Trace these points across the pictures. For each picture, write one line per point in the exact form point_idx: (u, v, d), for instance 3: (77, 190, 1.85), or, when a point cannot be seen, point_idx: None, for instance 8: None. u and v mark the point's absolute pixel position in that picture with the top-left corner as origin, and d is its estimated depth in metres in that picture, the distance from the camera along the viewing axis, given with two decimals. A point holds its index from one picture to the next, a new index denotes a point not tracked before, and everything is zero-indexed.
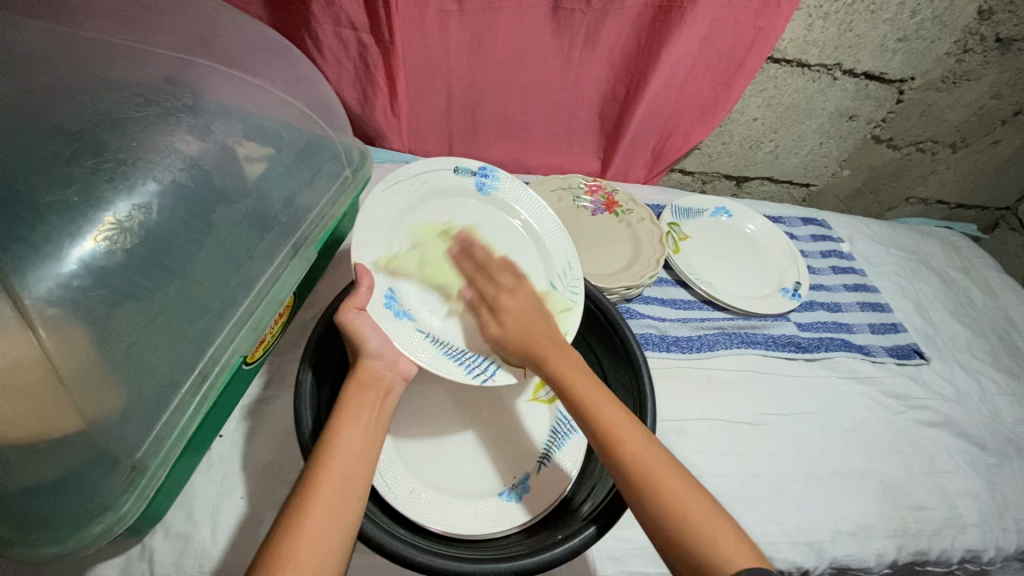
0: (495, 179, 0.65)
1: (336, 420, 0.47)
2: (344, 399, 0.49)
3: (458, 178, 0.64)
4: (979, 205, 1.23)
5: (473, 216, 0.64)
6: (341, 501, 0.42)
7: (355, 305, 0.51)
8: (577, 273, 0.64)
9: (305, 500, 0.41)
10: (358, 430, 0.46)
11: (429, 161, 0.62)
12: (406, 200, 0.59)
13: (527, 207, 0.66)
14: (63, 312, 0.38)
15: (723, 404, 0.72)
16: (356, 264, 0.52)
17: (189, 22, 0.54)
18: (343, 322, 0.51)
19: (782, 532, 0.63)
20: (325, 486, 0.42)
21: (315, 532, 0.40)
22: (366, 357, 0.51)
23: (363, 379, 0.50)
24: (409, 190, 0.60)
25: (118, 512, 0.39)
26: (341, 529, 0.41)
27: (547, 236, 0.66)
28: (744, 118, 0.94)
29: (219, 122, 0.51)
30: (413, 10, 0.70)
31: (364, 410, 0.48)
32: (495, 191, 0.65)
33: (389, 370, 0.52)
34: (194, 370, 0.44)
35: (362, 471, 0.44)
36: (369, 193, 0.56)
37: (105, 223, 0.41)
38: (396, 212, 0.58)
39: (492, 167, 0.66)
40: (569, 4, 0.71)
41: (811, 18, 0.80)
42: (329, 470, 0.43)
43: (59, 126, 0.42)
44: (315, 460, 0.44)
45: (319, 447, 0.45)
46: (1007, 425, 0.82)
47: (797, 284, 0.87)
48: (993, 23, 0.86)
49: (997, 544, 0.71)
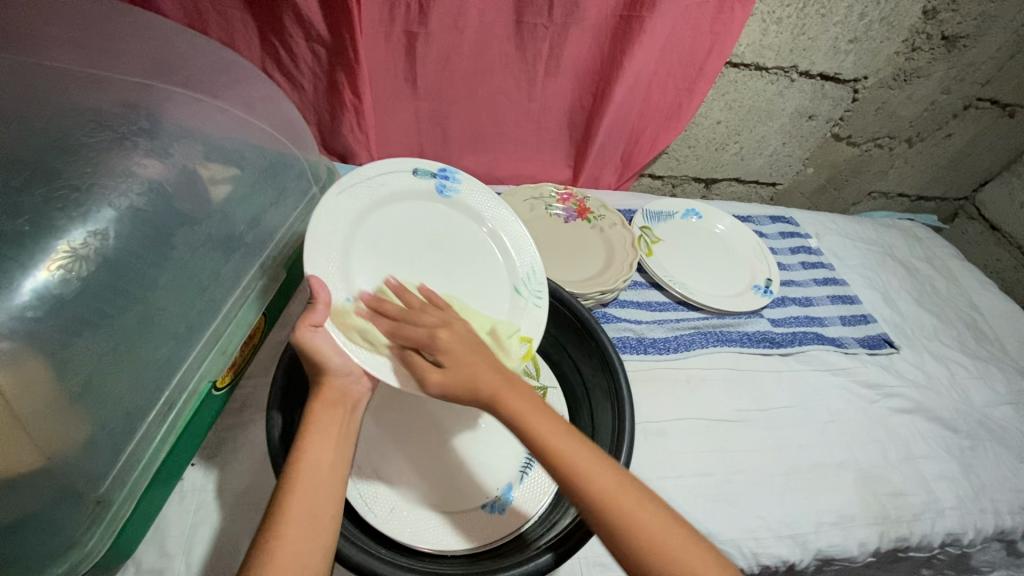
0: (456, 180, 0.61)
1: (302, 442, 0.44)
2: (311, 418, 0.46)
3: (417, 180, 0.59)
4: (938, 196, 1.27)
5: (443, 223, 0.60)
6: (318, 534, 0.40)
7: (310, 322, 0.46)
8: (541, 280, 0.61)
9: (274, 532, 0.39)
10: (328, 450, 0.45)
11: (385, 163, 0.57)
12: (362, 206, 0.54)
13: (491, 209, 0.63)
14: (16, 345, 0.36)
15: (703, 404, 0.73)
16: (312, 277, 0.47)
17: (144, 44, 0.54)
18: (300, 342, 0.46)
19: (766, 527, 0.64)
20: (296, 510, 0.40)
21: (286, 561, 0.38)
22: (331, 376, 0.48)
23: (328, 397, 0.47)
24: (364, 195, 0.54)
25: (84, 548, 0.38)
26: (316, 553, 0.40)
27: (511, 240, 0.63)
28: (708, 122, 0.97)
29: (178, 143, 0.51)
30: (377, 29, 0.71)
31: (334, 428, 0.46)
32: (455, 196, 0.61)
33: (356, 384, 0.50)
34: (160, 400, 0.43)
35: (332, 492, 0.43)
36: (322, 197, 0.51)
37: (61, 251, 0.40)
38: (352, 218, 0.53)
39: (452, 167, 0.62)
40: (532, 17, 0.72)
41: (766, 23, 0.83)
42: (297, 493, 0.41)
43: (8, 155, 0.41)
44: (282, 488, 0.42)
45: (285, 478, 0.42)
46: (978, 408, 0.84)
47: (768, 281, 0.89)
48: (938, 22, 0.90)
49: (975, 525, 0.73)
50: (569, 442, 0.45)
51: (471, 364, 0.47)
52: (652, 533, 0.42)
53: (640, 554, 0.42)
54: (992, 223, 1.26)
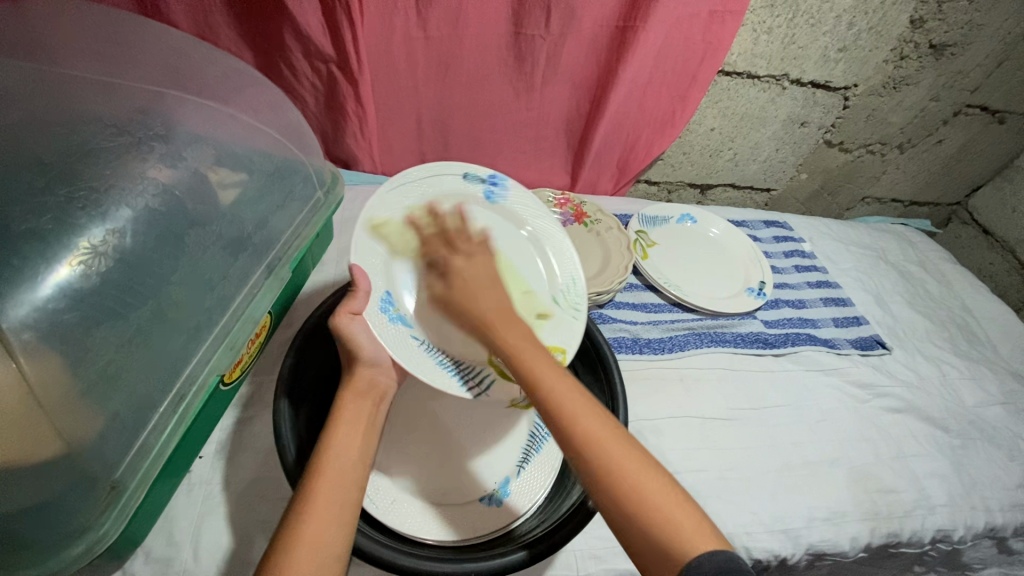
0: (504, 187, 0.65)
1: (332, 428, 0.48)
2: (341, 406, 0.50)
3: (467, 183, 0.64)
4: (931, 202, 1.29)
5: (495, 228, 0.63)
6: (341, 507, 0.43)
7: (349, 310, 0.53)
8: (580, 293, 0.62)
9: (305, 508, 0.42)
10: (354, 436, 0.48)
11: (438, 167, 0.63)
12: (412, 204, 0.60)
13: (534, 216, 0.65)
14: (38, 337, 0.39)
15: (696, 402, 0.75)
16: (353, 265, 0.53)
17: (159, 54, 0.56)
18: (338, 328, 0.53)
19: (758, 522, 0.65)
20: (325, 491, 0.43)
21: (314, 540, 0.40)
22: (362, 364, 0.54)
23: (359, 386, 0.52)
24: (416, 193, 0.61)
25: (98, 531, 0.39)
26: (341, 534, 0.41)
27: (552, 249, 0.65)
28: (702, 129, 0.99)
29: (190, 148, 0.53)
30: (379, 41, 0.74)
31: (360, 416, 0.50)
32: (501, 201, 0.65)
33: (384, 376, 0.55)
34: (171, 391, 0.45)
35: (356, 477, 0.45)
36: (376, 193, 0.57)
37: (81, 248, 0.43)
38: (400, 213, 0.59)
39: (502, 176, 0.66)
40: (529, 28, 0.75)
41: (757, 32, 0.85)
42: (325, 475, 0.44)
43: (33, 159, 0.44)
44: (311, 470, 0.44)
45: (314, 458, 0.45)
46: (969, 408, 0.85)
47: (762, 283, 0.91)
48: (925, 31, 0.92)
49: (966, 522, 0.74)
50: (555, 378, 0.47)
51: (477, 295, 0.52)
52: (626, 467, 0.44)
53: (607, 485, 0.43)
54: (984, 228, 1.27)
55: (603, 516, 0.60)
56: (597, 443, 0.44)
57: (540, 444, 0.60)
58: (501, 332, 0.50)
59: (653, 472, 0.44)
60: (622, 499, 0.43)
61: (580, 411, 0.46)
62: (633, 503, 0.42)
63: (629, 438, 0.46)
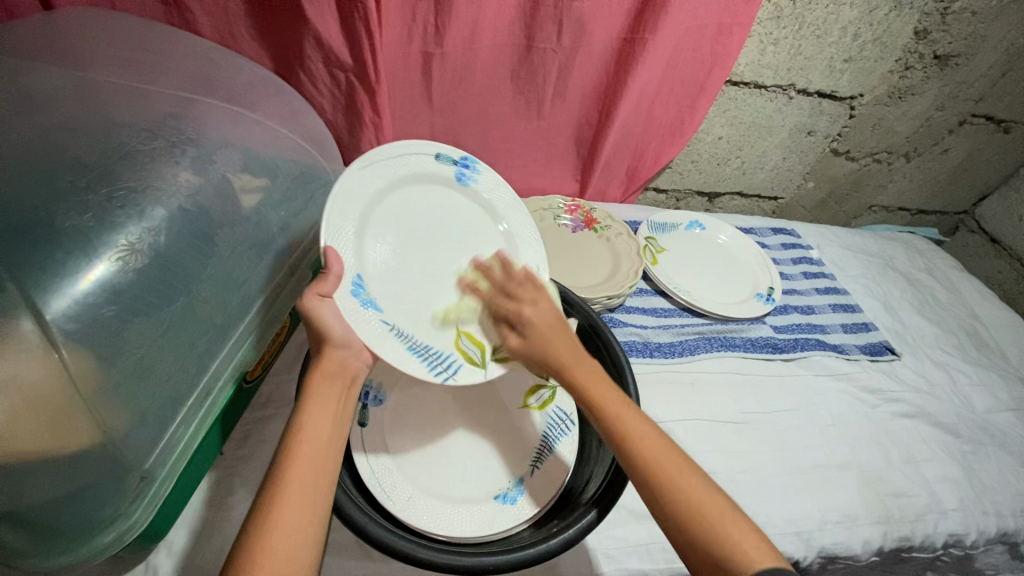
0: (476, 171, 0.65)
1: (302, 414, 0.46)
2: (311, 388, 0.48)
3: (439, 164, 0.63)
4: (937, 210, 1.30)
5: (458, 212, 0.64)
6: (312, 499, 0.42)
7: (319, 291, 0.49)
8: (551, 286, 0.64)
9: (275, 498, 0.41)
10: (325, 420, 0.46)
11: (409, 144, 0.60)
12: (380, 183, 0.57)
13: (507, 208, 0.66)
14: (80, 327, 0.40)
15: (707, 405, 0.75)
16: (327, 247, 0.50)
17: (189, 61, 0.59)
18: (307, 309, 0.49)
19: (771, 524, 0.65)
20: (295, 483, 0.42)
21: (284, 532, 0.40)
22: (332, 347, 0.50)
23: (327, 369, 0.49)
24: (384, 172, 0.58)
25: (129, 518, 0.41)
26: (310, 526, 0.41)
27: (521, 241, 0.66)
28: (709, 138, 1.01)
29: (219, 152, 0.55)
30: (395, 53, 0.76)
31: (331, 400, 0.48)
32: (472, 186, 0.65)
33: (355, 359, 0.52)
34: (199, 386, 0.47)
35: (328, 466, 0.44)
36: (346, 170, 0.53)
37: (119, 245, 0.44)
38: (369, 196, 0.56)
39: (474, 158, 0.66)
40: (542, 40, 0.77)
41: (763, 43, 0.87)
42: (297, 465, 0.43)
43: (73, 159, 0.46)
44: (281, 457, 0.43)
45: (283, 444, 0.44)
46: (980, 414, 0.86)
47: (771, 289, 0.92)
48: (929, 42, 0.94)
49: (978, 527, 0.74)
50: (631, 415, 0.50)
51: (546, 333, 0.53)
52: (698, 499, 0.45)
53: (681, 511, 0.45)
54: (991, 236, 1.28)
55: (615, 516, 0.61)
56: (667, 476, 0.46)
57: (554, 443, 0.60)
58: (571, 367, 0.52)
59: (726, 506, 0.46)
60: (693, 526, 0.44)
61: (650, 442, 0.48)
62: (707, 529, 0.44)
63: (700, 472, 0.48)
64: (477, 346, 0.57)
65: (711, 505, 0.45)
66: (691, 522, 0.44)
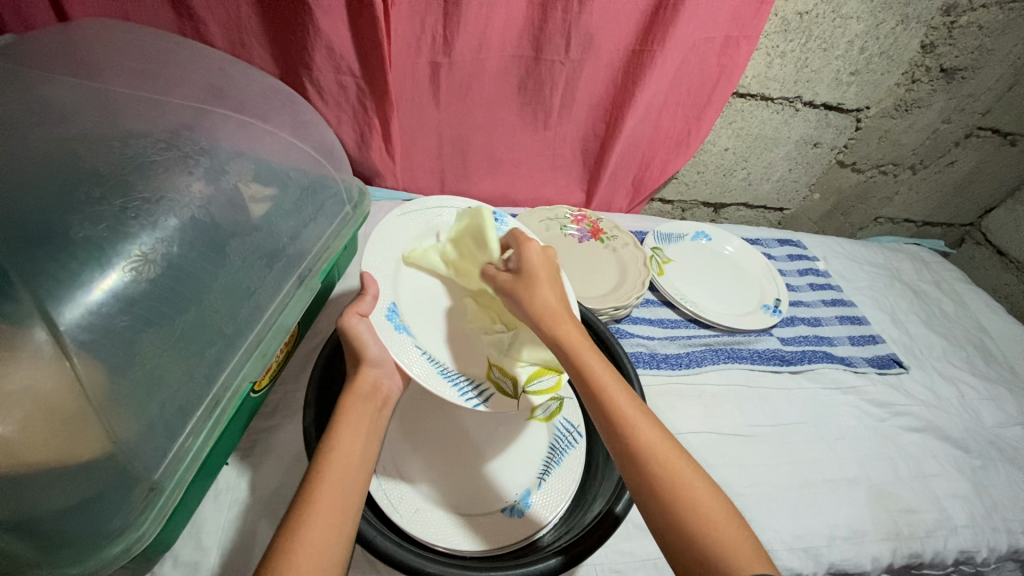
0: (509, 222, 0.70)
1: (333, 432, 0.47)
2: (342, 408, 0.49)
3: None
4: (944, 223, 1.30)
5: None
6: (343, 507, 0.42)
7: (357, 310, 0.54)
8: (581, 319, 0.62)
9: (309, 501, 0.41)
10: (356, 440, 0.47)
11: (445, 199, 0.69)
12: (420, 227, 0.65)
13: None
14: (92, 337, 0.40)
15: (714, 418, 0.75)
16: (365, 273, 0.57)
17: (204, 73, 0.59)
18: (346, 328, 0.54)
19: (779, 540, 0.65)
20: (326, 491, 0.42)
21: (315, 537, 0.39)
22: (366, 365, 0.54)
23: (361, 390, 0.51)
24: (424, 219, 0.65)
25: (137, 531, 0.39)
26: (341, 533, 0.40)
27: None
28: (716, 149, 1.01)
29: (232, 163, 0.55)
30: (404, 62, 0.76)
31: (362, 420, 0.49)
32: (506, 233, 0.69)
33: (386, 379, 0.54)
34: (207, 396, 0.46)
35: (357, 481, 0.44)
36: (384, 215, 0.62)
37: (133, 255, 0.44)
38: (409, 236, 0.64)
39: (507, 213, 0.72)
40: (550, 52, 0.77)
41: (770, 56, 0.87)
42: (328, 477, 0.43)
43: (89, 170, 0.46)
44: (315, 468, 0.44)
45: (315, 459, 0.44)
46: (989, 429, 0.85)
47: (778, 300, 0.92)
48: (936, 56, 0.94)
49: (989, 544, 0.73)
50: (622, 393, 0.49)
51: (535, 289, 0.55)
52: (684, 489, 0.45)
53: (670, 496, 0.44)
54: (998, 249, 1.28)
55: (623, 531, 0.60)
56: (657, 461, 0.46)
57: (561, 456, 0.61)
58: (562, 331, 0.52)
59: (715, 500, 0.45)
60: (677, 513, 0.44)
61: (640, 422, 0.48)
62: (693, 521, 0.43)
63: (692, 463, 0.47)
64: (508, 376, 0.56)
65: (701, 499, 0.44)
66: (674, 509, 0.44)
